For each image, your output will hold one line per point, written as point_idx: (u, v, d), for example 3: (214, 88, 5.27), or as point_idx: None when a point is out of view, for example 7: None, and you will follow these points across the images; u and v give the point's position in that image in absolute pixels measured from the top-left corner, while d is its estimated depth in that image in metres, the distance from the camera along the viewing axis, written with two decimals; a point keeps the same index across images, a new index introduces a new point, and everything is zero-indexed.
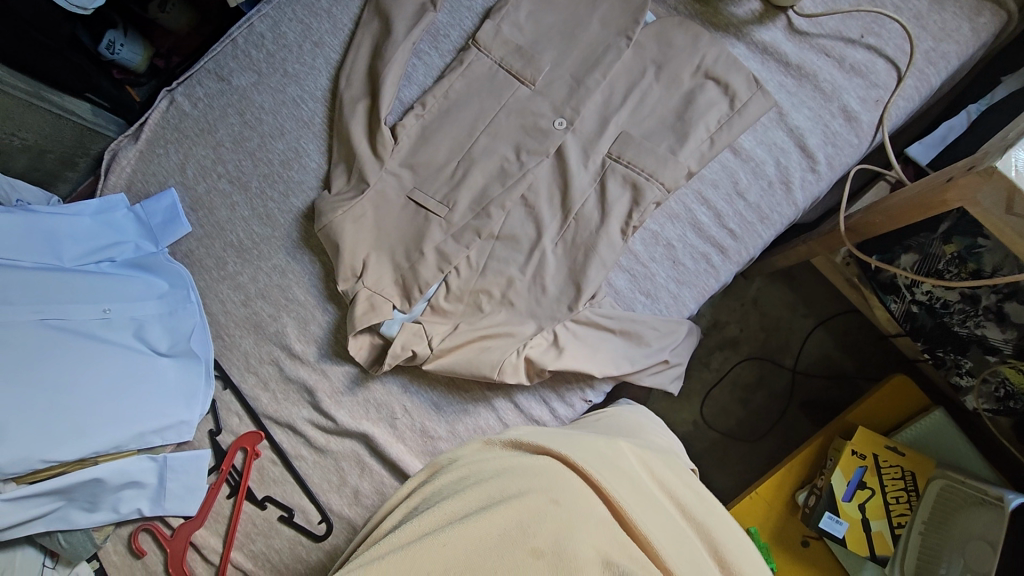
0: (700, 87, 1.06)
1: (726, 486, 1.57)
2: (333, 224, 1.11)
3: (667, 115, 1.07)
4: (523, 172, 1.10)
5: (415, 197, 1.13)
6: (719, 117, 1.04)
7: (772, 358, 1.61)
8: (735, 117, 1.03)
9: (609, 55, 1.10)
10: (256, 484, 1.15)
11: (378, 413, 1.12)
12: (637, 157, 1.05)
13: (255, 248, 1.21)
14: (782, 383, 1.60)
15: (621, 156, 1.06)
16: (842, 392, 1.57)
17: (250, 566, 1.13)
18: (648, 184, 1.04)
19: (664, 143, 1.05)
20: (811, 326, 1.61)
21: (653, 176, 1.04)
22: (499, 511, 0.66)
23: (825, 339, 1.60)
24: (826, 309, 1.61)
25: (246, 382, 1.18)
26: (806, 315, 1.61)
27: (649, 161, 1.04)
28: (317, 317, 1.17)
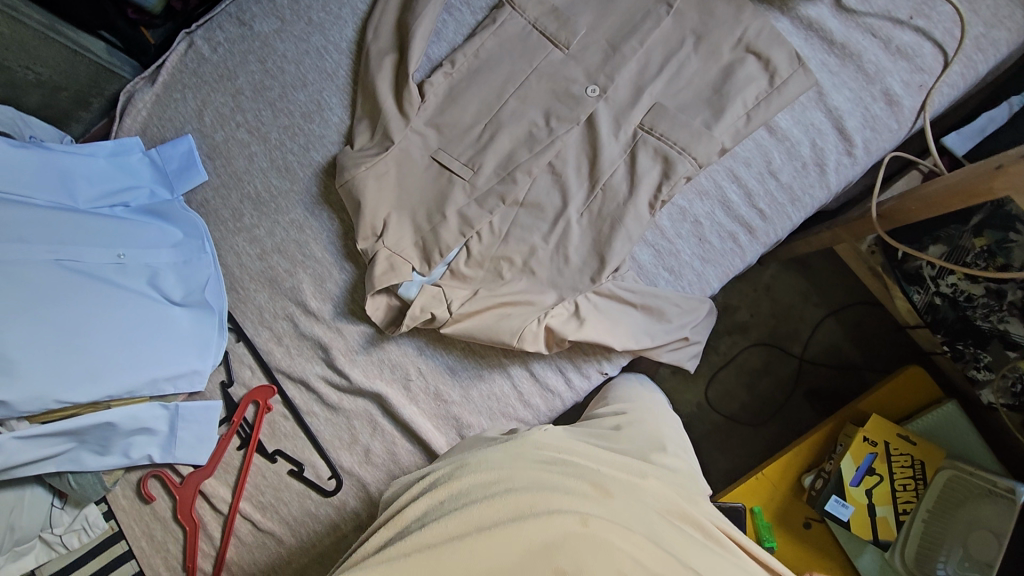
0: (740, 61, 1.03)
1: (725, 466, 1.59)
2: (355, 180, 1.09)
3: (704, 88, 1.04)
4: (552, 139, 1.08)
5: (440, 158, 1.11)
6: (757, 93, 1.01)
7: (780, 344, 1.61)
8: (774, 93, 1.01)
9: (647, 22, 1.07)
10: (267, 437, 1.16)
11: (392, 373, 1.12)
12: (671, 130, 1.03)
13: (272, 201, 1.19)
14: (789, 369, 1.60)
15: (654, 128, 1.04)
16: (847, 382, 1.57)
17: (258, 516, 1.15)
18: (680, 158, 1.02)
19: (699, 116, 1.03)
20: (822, 315, 1.60)
21: (685, 151, 1.02)
22: (525, 523, 0.59)
23: (835, 328, 1.60)
24: (839, 297, 1.60)
25: (259, 336, 1.18)
26: (817, 303, 1.61)
27: (682, 135, 1.02)
28: (333, 275, 1.16)
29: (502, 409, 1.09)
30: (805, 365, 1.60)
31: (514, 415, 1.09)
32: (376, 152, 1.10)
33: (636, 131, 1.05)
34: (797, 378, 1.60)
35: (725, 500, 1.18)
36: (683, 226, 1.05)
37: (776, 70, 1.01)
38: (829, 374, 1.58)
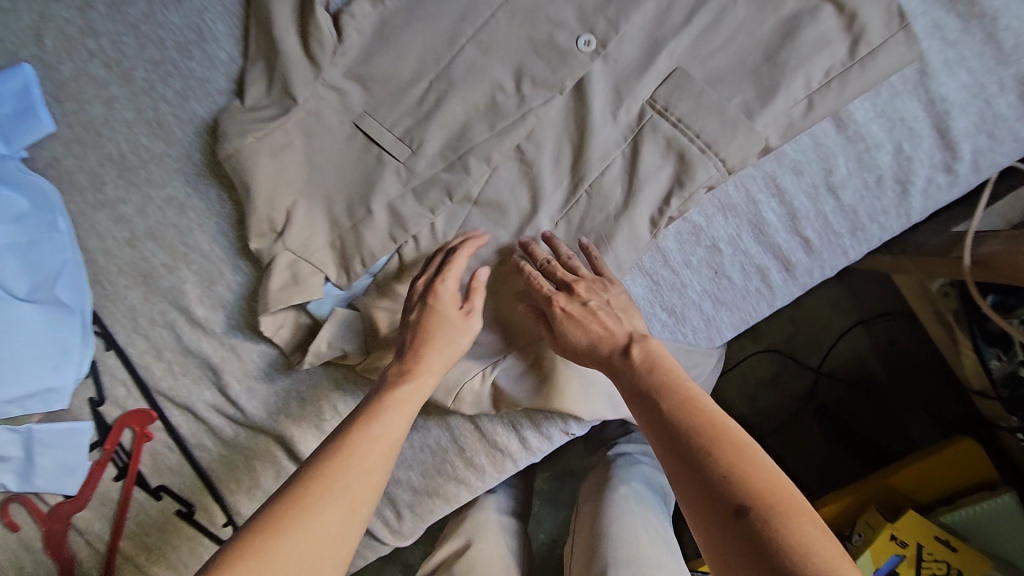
0: (810, 12, 0.68)
1: None
2: (243, 155, 0.77)
3: (749, 52, 0.70)
4: (522, 113, 0.75)
5: (365, 127, 0.79)
6: (829, 67, 0.68)
7: (793, 354, 1.23)
8: (855, 70, 0.67)
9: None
10: (149, 470, 0.93)
11: (299, 409, 0.87)
12: (694, 115, 0.70)
13: (144, 168, 0.88)
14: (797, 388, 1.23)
15: (670, 108, 0.71)
16: (869, 406, 1.20)
17: (142, 560, 0.95)
18: (703, 159, 0.70)
19: (738, 96, 0.70)
20: (850, 322, 1.21)
21: (712, 148, 0.70)
22: None
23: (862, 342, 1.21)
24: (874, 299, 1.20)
25: (133, 346, 0.91)
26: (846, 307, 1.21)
27: (709, 123, 0.70)
28: (224, 276, 0.87)
29: (437, 465, 0.85)
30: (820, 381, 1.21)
31: (452, 474, 0.85)
32: (273, 114, 0.78)
33: (644, 110, 0.73)
34: (809, 397, 1.22)
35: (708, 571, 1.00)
36: (696, 253, 0.76)
37: (863, 32, 0.66)
38: (850, 395, 1.20)
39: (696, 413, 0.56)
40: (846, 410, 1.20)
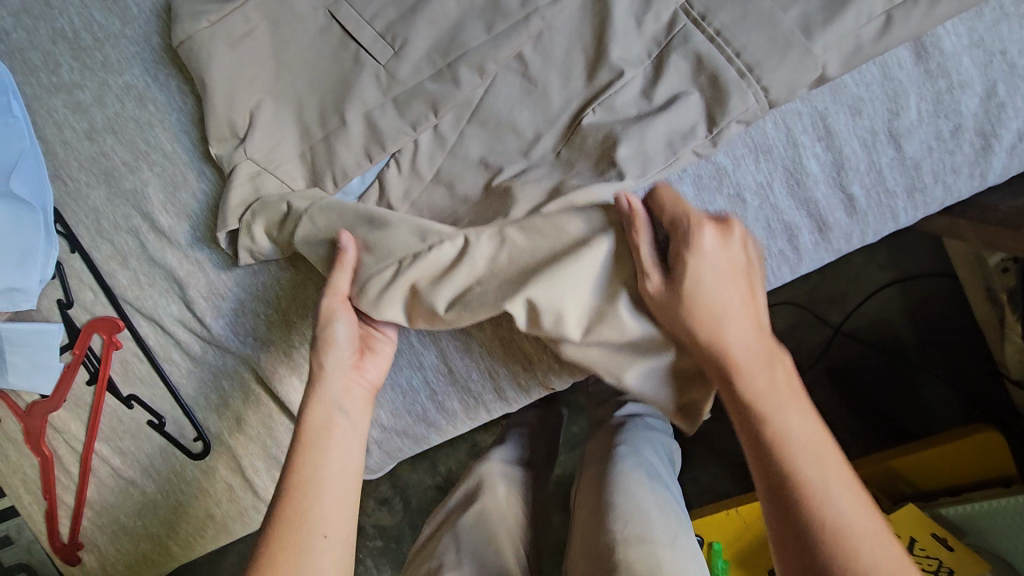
0: None
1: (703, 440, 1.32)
2: (198, 44, 0.68)
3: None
4: (526, 12, 0.62)
5: (342, 18, 0.67)
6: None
7: (813, 309, 1.10)
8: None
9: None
10: (120, 377, 0.91)
11: (270, 333, 0.82)
12: (735, 30, 0.57)
13: (99, 50, 0.78)
14: (815, 343, 1.09)
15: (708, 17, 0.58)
16: (887, 377, 1.07)
17: (117, 463, 0.95)
18: (738, 86, 0.57)
19: (797, 7, 0.55)
20: (885, 279, 1.07)
21: (752, 74, 0.57)
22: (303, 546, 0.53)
23: (895, 305, 1.07)
24: (919, 262, 1.06)
25: (98, 251, 0.85)
26: (883, 266, 1.07)
27: (753, 40, 0.56)
28: (188, 181, 0.79)
29: (407, 406, 0.80)
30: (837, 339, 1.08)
31: (422, 416, 0.81)
32: None
33: (676, 18, 0.59)
34: (823, 355, 1.09)
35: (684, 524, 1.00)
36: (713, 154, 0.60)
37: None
38: (866, 358, 1.07)
39: (819, 516, 0.48)
40: (857, 372, 1.08)
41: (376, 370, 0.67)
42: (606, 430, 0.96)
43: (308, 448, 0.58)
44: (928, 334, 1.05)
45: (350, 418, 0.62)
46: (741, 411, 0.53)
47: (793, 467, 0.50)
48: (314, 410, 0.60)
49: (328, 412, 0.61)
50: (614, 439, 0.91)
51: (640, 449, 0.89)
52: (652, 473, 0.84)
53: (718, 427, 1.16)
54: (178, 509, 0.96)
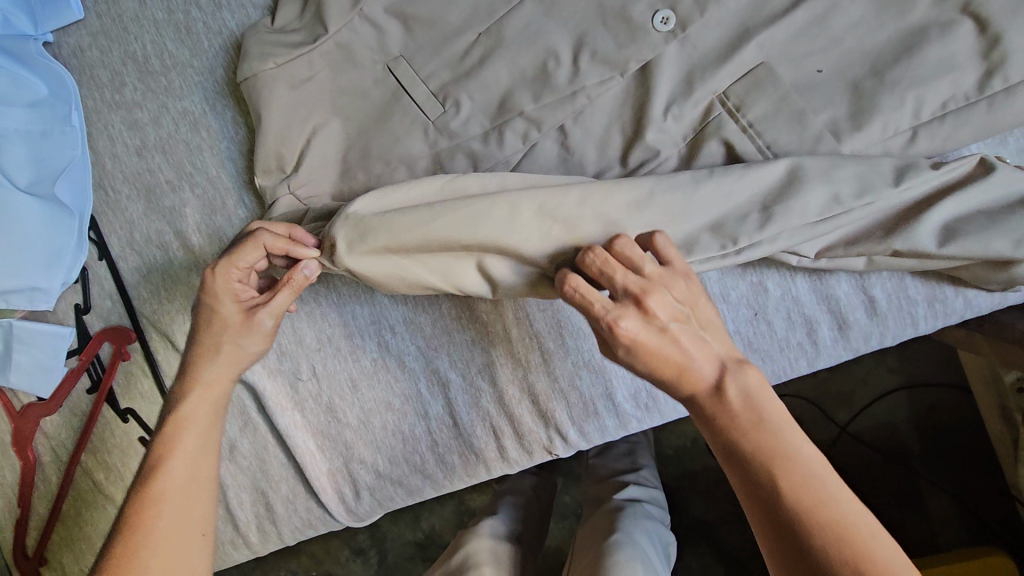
0: (938, 31, 0.57)
1: (707, 510, 1.13)
2: (261, 80, 0.72)
3: (851, 65, 0.59)
4: (574, 88, 0.65)
5: (397, 70, 0.71)
6: (946, 98, 0.57)
7: (819, 404, 1.08)
8: (978, 106, 0.57)
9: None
10: (122, 389, 0.90)
11: (278, 363, 0.81)
12: (771, 126, 0.61)
13: (164, 74, 0.82)
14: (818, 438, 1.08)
15: (743, 112, 0.61)
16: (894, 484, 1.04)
17: (101, 477, 0.93)
18: None
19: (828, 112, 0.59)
20: (892, 384, 1.06)
21: None
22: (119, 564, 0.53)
23: (903, 407, 1.05)
24: (930, 370, 1.05)
25: (125, 261, 0.87)
26: (889, 368, 1.07)
27: (784, 138, 0.60)
28: (227, 207, 0.81)
29: (407, 455, 0.79)
30: (843, 439, 1.06)
31: (419, 467, 0.79)
32: (301, 40, 0.72)
33: (712, 105, 0.62)
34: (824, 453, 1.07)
35: None
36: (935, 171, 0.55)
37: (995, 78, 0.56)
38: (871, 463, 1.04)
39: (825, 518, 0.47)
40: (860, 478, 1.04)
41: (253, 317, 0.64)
42: (605, 511, 0.90)
43: (177, 433, 0.61)
44: (936, 444, 1.03)
45: (213, 404, 0.64)
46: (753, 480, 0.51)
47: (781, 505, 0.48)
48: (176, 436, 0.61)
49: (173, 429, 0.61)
50: (614, 524, 0.85)
51: (641, 542, 0.81)
52: (650, 568, 0.77)
53: (715, 516, 1.12)
54: None
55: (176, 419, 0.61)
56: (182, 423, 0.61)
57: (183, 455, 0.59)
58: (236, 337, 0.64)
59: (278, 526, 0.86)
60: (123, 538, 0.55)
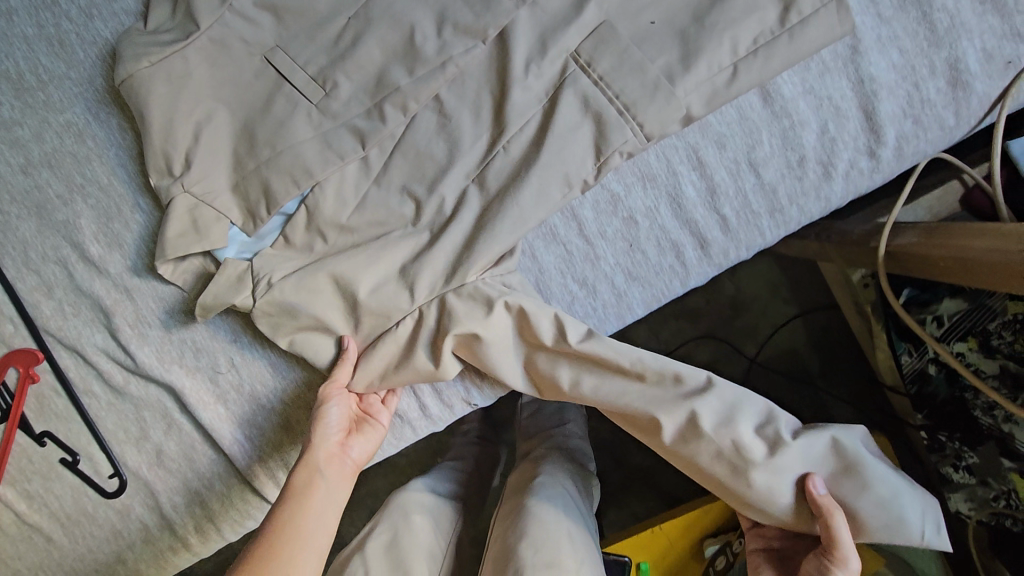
0: None
1: (641, 453, 1.20)
2: (139, 80, 0.74)
3: (677, 12, 0.67)
4: (440, 57, 0.70)
5: (276, 60, 0.74)
6: (756, 34, 0.64)
7: (731, 342, 1.20)
8: (781, 38, 0.64)
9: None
10: (34, 414, 0.88)
11: (195, 360, 0.83)
12: (616, 75, 0.67)
13: (41, 88, 0.82)
14: (736, 376, 1.19)
15: (592, 65, 0.67)
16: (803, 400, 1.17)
17: (22, 508, 0.90)
18: (619, 123, 0.67)
19: (661, 57, 0.66)
20: (790, 313, 1.19)
21: (628, 111, 0.66)
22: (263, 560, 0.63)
23: (801, 333, 1.18)
24: (816, 295, 1.19)
25: (23, 282, 0.85)
26: (784, 299, 1.19)
27: (629, 84, 0.66)
28: (123, 213, 0.82)
29: None
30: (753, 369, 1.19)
31: None
32: (174, 39, 0.74)
33: (567, 65, 0.69)
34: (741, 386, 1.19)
35: (609, 551, 0.97)
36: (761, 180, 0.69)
37: (789, 2, 0.63)
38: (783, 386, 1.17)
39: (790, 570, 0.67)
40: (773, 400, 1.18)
41: (360, 449, 0.75)
42: (531, 460, 0.93)
43: (301, 467, 0.70)
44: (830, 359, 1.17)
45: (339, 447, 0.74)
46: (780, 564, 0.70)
47: None
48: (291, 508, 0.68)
49: (321, 514, 0.68)
50: (537, 469, 0.89)
51: (561, 479, 0.86)
52: (571, 503, 0.81)
53: (650, 458, 1.20)
54: (86, 556, 0.90)
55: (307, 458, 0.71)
56: (310, 461, 0.71)
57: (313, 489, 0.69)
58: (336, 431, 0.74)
59: (217, 521, 0.88)
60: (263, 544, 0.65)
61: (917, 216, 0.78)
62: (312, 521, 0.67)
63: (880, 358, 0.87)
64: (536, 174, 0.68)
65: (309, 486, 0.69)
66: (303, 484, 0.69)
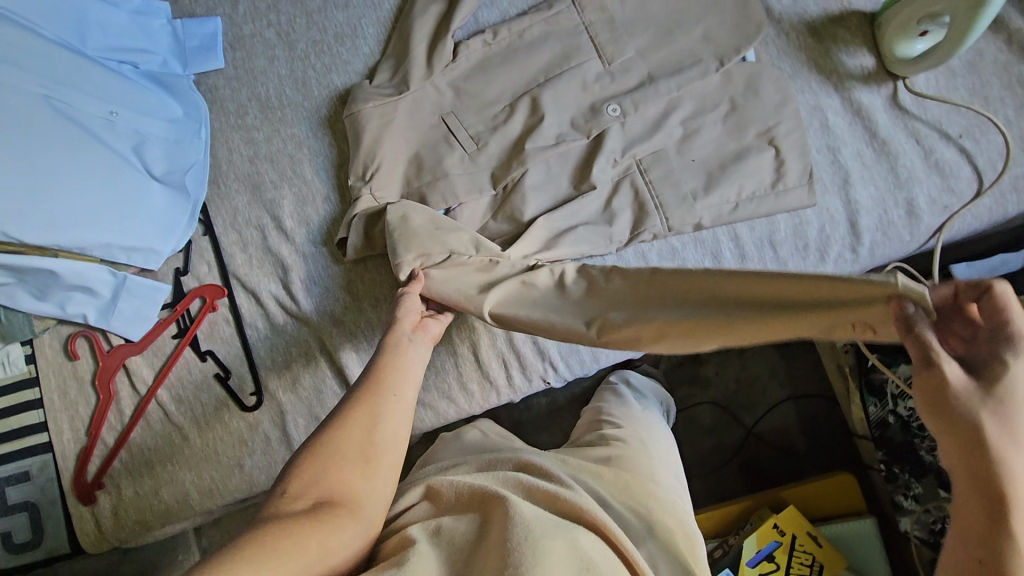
0: (758, 148, 1.00)
1: None
2: (361, 114, 1.06)
3: (716, 151, 1.02)
4: (557, 141, 1.05)
5: (449, 121, 1.09)
6: (757, 182, 0.99)
7: (732, 412, 1.48)
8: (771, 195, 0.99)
9: (691, 64, 1.04)
10: (204, 335, 1.14)
11: (340, 314, 1.11)
12: (660, 182, 1.02)
13: (280, 109, 1.16)
14: (733, 437, 1.47)
15: (647, 171, 1.03)
16: (786, 468, 1.44)
17: (171, 408, 1.14)
18: (653, 213, 1.01)
19: (691, 182, 1.02)
20: (784, 395, 1.48)
21: (661, 208, 1.01)
22: (372, 385, 0.76)
23: (791, 414, 1.47)
24: (809, 383, 1.48)
25: (226, 237, 1.16)
26: (783, 385, 1.48)
27: (665, 191, 1.02)
28: (317, 202, 1.13)
29: (438, 385, 1.07)
30: (750, 439, 1.46)
31: (446, 394, 1.08)
32: (389, 93, 1.07)
33: (631, 164, 1.04)
34: (738, 450, 1.46)
35: None
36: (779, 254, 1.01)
37: (784, 171, 0.99)
38: (773, 455, 1.44)
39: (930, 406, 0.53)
40: (764, 464, 1.45)
41: (435, 327, 0.89)
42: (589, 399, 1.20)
43: (394, 328, 0.85)
44: (816, 443, 1.45)
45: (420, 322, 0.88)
46: (937, 408, 0.52)
47: (936, 408, 0.52)
48: (387, 357, 0.81)
49: (413, 358, 0.82)
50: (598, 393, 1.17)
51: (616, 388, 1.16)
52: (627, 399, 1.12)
53: None
54: (211, 456, 1.13)
55: (396, 323, 0.85)
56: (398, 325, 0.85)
57: (404, 345, 0.83)
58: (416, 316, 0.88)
59: None
60: (367, 380, 0.77)
61: None
62: (405, 363, 0.81)
63: (855, 413, 1.15)
64: (600, 227, 1.02)
65: (400, 344, 0.82)
66: (395, 340, 0.83)
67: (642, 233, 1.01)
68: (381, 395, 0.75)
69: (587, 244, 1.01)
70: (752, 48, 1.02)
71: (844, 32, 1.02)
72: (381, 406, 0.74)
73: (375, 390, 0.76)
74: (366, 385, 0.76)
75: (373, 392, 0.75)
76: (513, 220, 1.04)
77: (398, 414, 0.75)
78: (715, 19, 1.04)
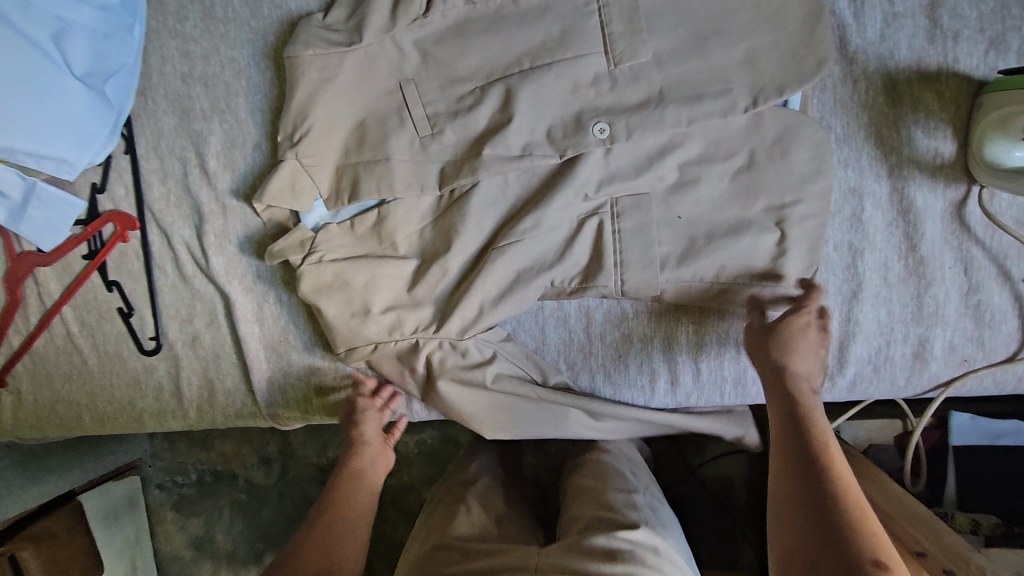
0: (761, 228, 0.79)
1: None
2: (298, 62, 0.88)
3: (712, 217, 0.80)
4: (522, 153, 0.83)
5: (405, 90, 0.87)
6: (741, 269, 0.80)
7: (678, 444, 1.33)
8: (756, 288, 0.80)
9: (716, 91, 0.78)
10: (113, 264, 1.05)
11: (251, 281, 1.00)
12: (629, 236, 0.82)
13: (224, 23, 0.98)
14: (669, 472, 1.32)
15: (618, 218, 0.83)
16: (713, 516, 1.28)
17: (74, 330, 1.08)
18: (609, 273, 0.83)
19: (666, 246, 0.82)
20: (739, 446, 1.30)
21: (620, 269, 0.83)
22: (325, 519, 0.85)
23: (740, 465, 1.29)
24: None
25: (147, 163, 1.02)
26: None
27: (632, 249, 0.82)
28: (246, 146, 0.98)
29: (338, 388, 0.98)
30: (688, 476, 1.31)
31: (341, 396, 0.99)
32: (338, 41, 0.87)
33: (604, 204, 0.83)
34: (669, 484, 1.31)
35: None
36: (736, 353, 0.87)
37: (783, 266, 0.78)
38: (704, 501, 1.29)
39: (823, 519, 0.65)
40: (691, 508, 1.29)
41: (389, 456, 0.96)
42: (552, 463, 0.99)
43: (353, 456, 0.93)
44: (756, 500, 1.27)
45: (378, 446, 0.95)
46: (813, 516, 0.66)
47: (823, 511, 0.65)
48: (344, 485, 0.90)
49: (370, 487, 0.91)
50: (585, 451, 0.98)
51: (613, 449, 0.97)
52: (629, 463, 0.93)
53: None
54: (107, 387, 1.09)
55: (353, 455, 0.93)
56: (358, 456, 0.93)
57: (361, 475, 0.91)
58: (372, 440, 0.94)
59: (214, 409, 1.06)
60: (323, 512, 0.86)
61: (856, 432, 0.96)
62: (359, 493, 0.89)
63: None
64: (542, 275, 0.85)
65: (356, 473, 0.91)
66: (353, 469, 0.91)
67: (589, 290, 0.85)
68: (336, 529, 0.84)
69: (528, 292, 0.85)
70: (799, 91, 0.77)
71: (932, 98, 0.76)
72: (334, 538, 0.83)
73: (332, 525, 0.84)
74: (321, 521, 0.85)
75: (328, 526, 0.84)
76: (448, 237, 0.88)
77: (348, 548, 0.83)
78: (766, 37, 0.77)
